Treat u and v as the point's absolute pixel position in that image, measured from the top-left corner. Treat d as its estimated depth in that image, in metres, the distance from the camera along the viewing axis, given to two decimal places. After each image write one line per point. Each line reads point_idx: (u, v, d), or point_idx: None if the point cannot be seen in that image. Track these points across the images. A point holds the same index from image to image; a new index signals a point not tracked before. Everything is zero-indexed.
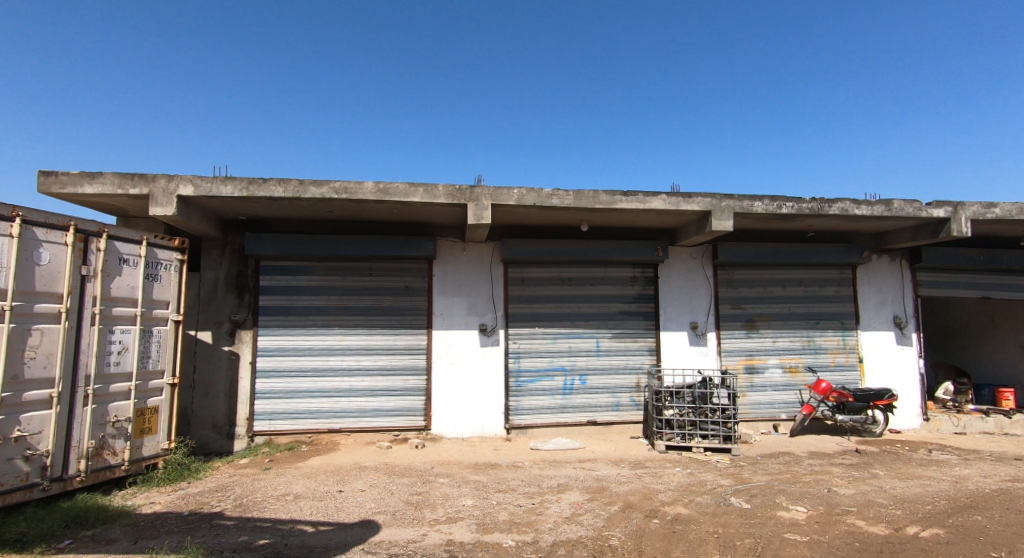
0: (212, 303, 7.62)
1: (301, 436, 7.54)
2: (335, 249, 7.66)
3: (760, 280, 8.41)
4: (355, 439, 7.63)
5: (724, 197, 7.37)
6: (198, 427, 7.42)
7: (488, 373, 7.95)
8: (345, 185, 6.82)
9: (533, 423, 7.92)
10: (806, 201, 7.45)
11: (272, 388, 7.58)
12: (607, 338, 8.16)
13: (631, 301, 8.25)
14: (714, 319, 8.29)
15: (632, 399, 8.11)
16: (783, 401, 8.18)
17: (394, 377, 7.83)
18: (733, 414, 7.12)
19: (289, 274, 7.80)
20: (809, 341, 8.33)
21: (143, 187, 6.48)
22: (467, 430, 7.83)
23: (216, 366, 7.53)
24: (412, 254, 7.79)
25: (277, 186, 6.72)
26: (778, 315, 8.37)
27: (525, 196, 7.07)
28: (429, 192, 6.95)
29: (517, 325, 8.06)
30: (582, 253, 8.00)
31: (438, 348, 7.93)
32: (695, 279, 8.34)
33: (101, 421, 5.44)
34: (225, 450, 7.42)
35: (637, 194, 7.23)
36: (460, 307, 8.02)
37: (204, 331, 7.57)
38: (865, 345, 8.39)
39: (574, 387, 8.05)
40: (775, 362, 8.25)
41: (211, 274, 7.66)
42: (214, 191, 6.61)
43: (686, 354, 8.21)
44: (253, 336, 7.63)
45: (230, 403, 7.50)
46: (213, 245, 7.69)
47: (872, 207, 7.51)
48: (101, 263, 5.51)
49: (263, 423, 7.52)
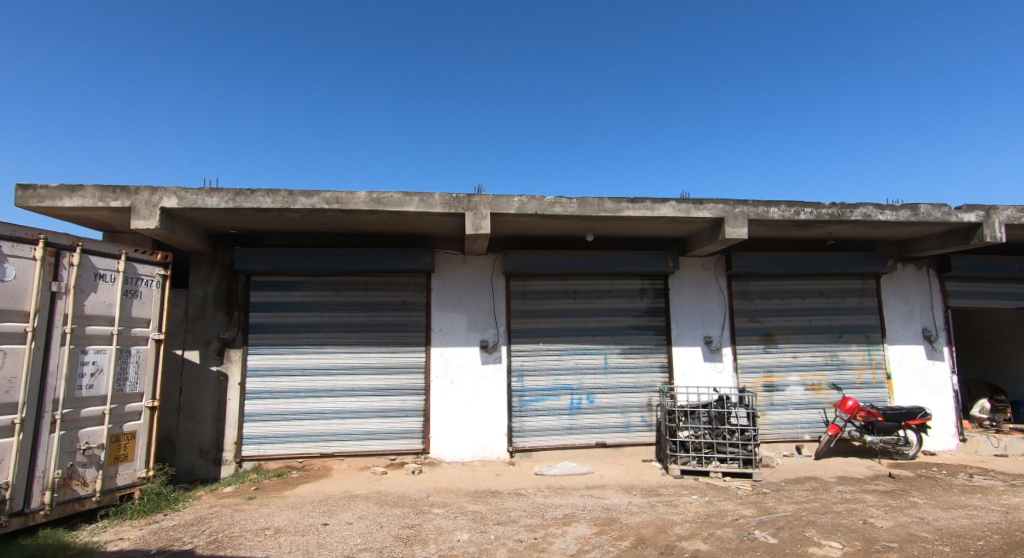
0: (201, 321, 7.27)
1: (292, 461, 7.13)
2: (329, 263, 7.30)
3: (777, 292, 7.94)
4: (350, 463, 7.21)
5: (738, 203, 6.95)
6: (183, 452, 7.02)
7: (490, 393, 7.51)
8: (337, 194, 6.46)
9: (538, 445, 7.45)
10: (825, 206, 7.00)
11: (263, 410, 7.19)
12: (616, 354, 7.70)
13: (640, 314, 7.80)
14: (729, 333, 7.82)
15: (644, 419, 7.62)
16: (806, 421, 7.65)
17: (391, 397, 7.41)
18: (753, 436, 6.61)
19: (280, 289, 7.44)
20: (832, 356, 7.81)
21: (125, 200, 6.14)
22: (468, 453, 7.37)
23: (204, 387, 7.16)
24: (409, 267, 7.42)
25: (265, 197, 6.38)
26: (797, 328, 7.87)
27: (526, 204, 6.70)
28: (425, 201, 6.59)
29: (521, 341, 7.63)
30: (588, 264, 7.57)
31: (437, 367, 7.51)
32: (708, 291, 7.89)
33: (70, 449, 5.05)
34: (212, 477, 7.01)
35: (645, 201, 6.83)
36: (460, 323, 7.62)
37: (192, 351, 7.21)
38: (893, 359, 7.86)
39: (581, 406, 7.58)
40: (796, 379, 7.74)
41: (200, 291, 7.32)
42: (198, 204, 6.28)
43: (701, 371, 7.72)
44: (243, 355, 7.26)
45: (217, 427, 7.10)
46: (202, 260, 7.37)
47: (896, 212, 7.05)
48: (73, 279, 5.17)
49: (252, 448, 7.11)
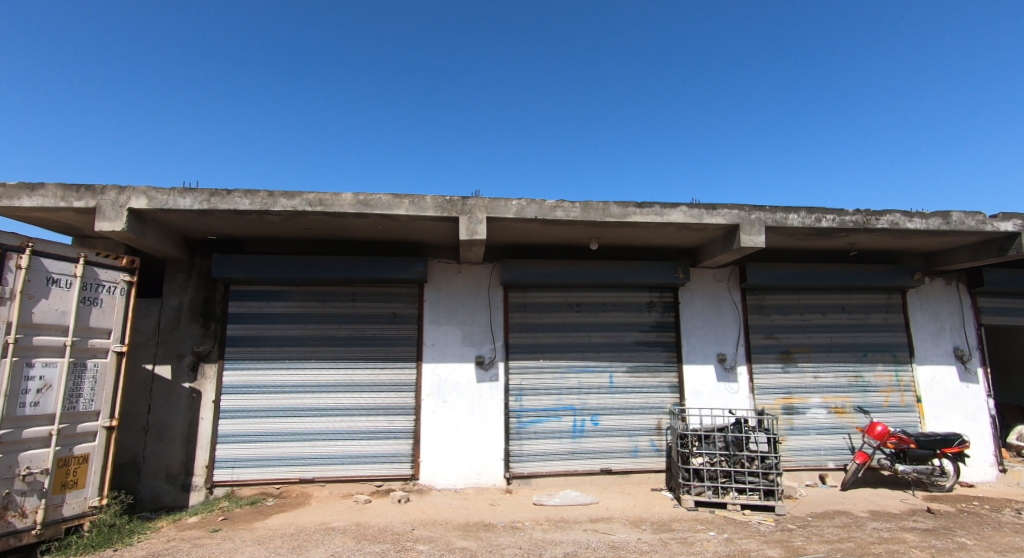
0: (175, 333, 6.73)
1: (268, 488, 6.54)
2: (314, 272, 6.78)
3: (796, 306, 7.38)
4: (331, 490, 6.61)
5: (753, 209, 6.43)
6: (148, 477, 6.42)
7: (486, 414, 6.92)
8: (321, 196, 5.95)
9: (538, 472, 6.84)
10: (849, 213, 6.45)
11: (238, 431, 6.62)
12: (622, 373, 7.12)
13: (649, 330, 7.24)
14: (744, 351, 7.24)
15: (653, 444, 7.01)
16: (830, 447, 7.02)
17: (378, 417, 6.84)
18: (775, 464, 6.00)
19: (261, 299, 6.92)
20: (856, 377, 7.22)
21: (89, 200, 5.60)
22: (461, 479, 6.75)
23: (174, 405, 6.59)
24: (399, 277, 6.90)
25: (242, 198, 5.85)
26: (818, 346, 7.29)
27: (525, 208, 6.19)
28: (416, 204, 6.08)
29: (519, 357, 7.06)
30: (592, 275, 7.03)
31: (428, 385, 6.93)
32: (721, 305, 7.33)
33: (7, 475, 4.51)
34: (179, 504, 6.40)
35: (654, 206, 6.31)
36: (454, 337, 7.06)
37: (163, 366, 6.65)
38: (923, 381, 7.26)
39: (585, 429, 6.98)
40: (818, 402, 7.13)
41: (174, 301, 6.79)
42: (170, 205, 5.72)
43: (715, 391, 7.13)
44: (218, 371, 6.71)
45: (187, 449, 6.52)
46: (178, 268, 6.85)
47: (926, 220, 6.51)
48: (20, 283, 4.67)
49: (225, 472, 6.52)
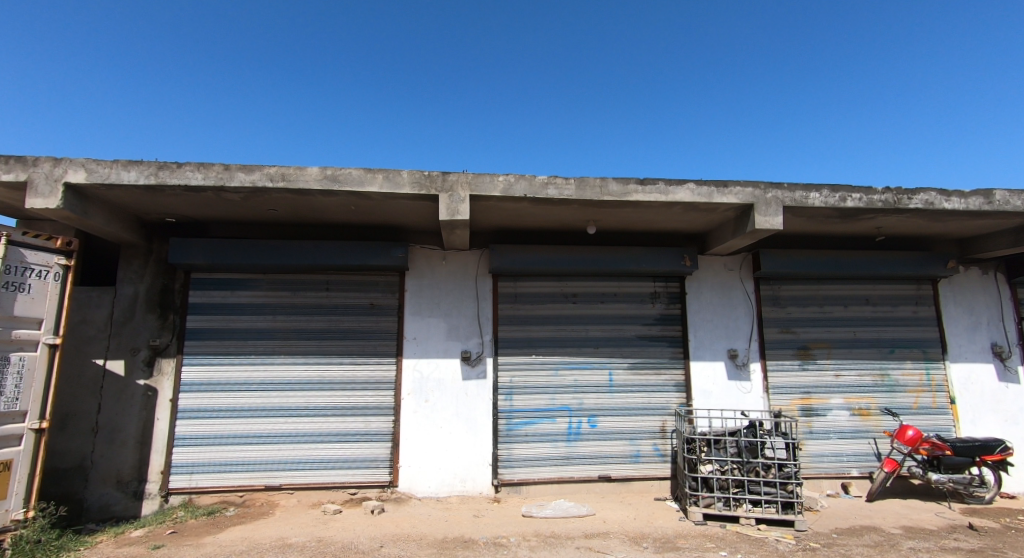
0: (129, 325, 6.10)
1: (229, 496, 5.93)
2: (282, 258, 6.13)
3: (815, 297, 6.68)
4: (300, 499, 5.99)
5: (770, 186, 5.73)
6: (97, 484, 5.79)
7: (472, 415, 6.26)
8: (283, 170, 5.30)
9: (528, 479, 6.19)
10: (877, 192, 5.73)
11: (198, 433, 6.01)
12: (623, 370, 6.45)
13: (652, 323, 6.57)
14: (758, 346, 6.55)
15: (657, 449, 6.34)
16: (853, 454, 6.33)
17: (353, 418, 6.20)
18: (794, 473, 5.32)
19: (225, 289, 6.29)
20: (882, 376, 6.52)
21: (20, 173, 4.98)
22: (444, 487, 6.11)
23: (127, 404, 5.97)
24: (377, 264, 6.25)
25: (194, 171, 5.21)
26: (839, 341, 6.59)
27: (513, 184, 5.52)
28: (391, 180, 5.42)
29: (509, 352, 6.41)
30: (590, 262, 6.35)
31: (409, 382, 6.29)
32: (732, 295, 6.65)
33: None
34: (130, 514, 5.78)
35: (657, 183, 5.63)
36: (438, 330, 6.41)
37: (116, 361, 6.02)
38: (957, 381, 6.56)
39: (581, 431, 6.32)
40: (839, 403, 6.44)
41: (129, 289, 6.16)
42: (112, 179, 5.08)
43: (725, 391, 6.45)
44: (176, 367, 6.09)
45: (141, 453, 5.90)
46: (133, 253, 6.21)
47: (965, 199, 5.78)
48: None
49: (183, 478, 5.92)
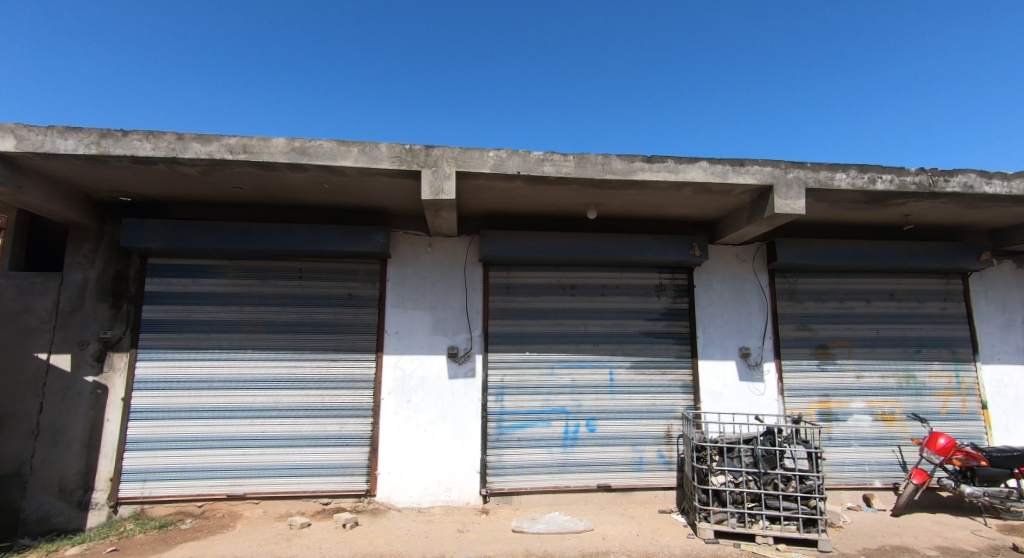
0: (77, 315, 5.48)
1: (187, 507, 5.33)
2: (248, 243, 5.50)
3: (836, 292, 6.11)
4: (266, 510, 5.40)
5: (792, 165, 5.14)
6: (37, 493, 5.19)
7: (459, 418, 5.67)
8: (245, 140, 4.68)
9: (520, 488, 5.61)
10: (910, 173, 5.16)
11: (153, 436, 5.40)
12: (625, 369, 5.87)
13: (658, 318, 5.98)
14: (773, 345, 5.98)
15: (662, 456, 5.77)
16: (876, 463, 5.78)
17: (327, 420, 5.60)
18: (817, 486, 4.76)
19: (186, 276, 5.67)
20: (908, 378, 5.96)
21: None
22: (427, 497, 5.53)
23: (73, 404, 5.35)
24: (355, 250, 5.64)
25: (142, 140, 4.58)
26: (861, 340, 6.02)
27: (505, 159, 4.91)
28: (367, 153, 4.81)
29: (500, 349, 5.81)
30: (590, 251, 5.75)
31: (389, 381, 5.69)
32: (746, 289, 6.07)
33: None
34: (73, 526, 5.18)
35: (666, 160, 5.04)
36: (422, 324, 5.81)
37: (61, 355, 5.40)
38: (989, 384, 6.01)
39: (579, 436, 5.74)
40: (861, 407, 5.89)
41: (77, 275, 5.52)
42: (46, 148, 4.46)
43: (736, 393, 5.88)
44: (129, 362, 5.47)
45: (88, 458, 5.29)
46: (83, 235, 5.57)
47: (1008, 182, 5.20)
48: None
49: (134, 487, 5.31)
